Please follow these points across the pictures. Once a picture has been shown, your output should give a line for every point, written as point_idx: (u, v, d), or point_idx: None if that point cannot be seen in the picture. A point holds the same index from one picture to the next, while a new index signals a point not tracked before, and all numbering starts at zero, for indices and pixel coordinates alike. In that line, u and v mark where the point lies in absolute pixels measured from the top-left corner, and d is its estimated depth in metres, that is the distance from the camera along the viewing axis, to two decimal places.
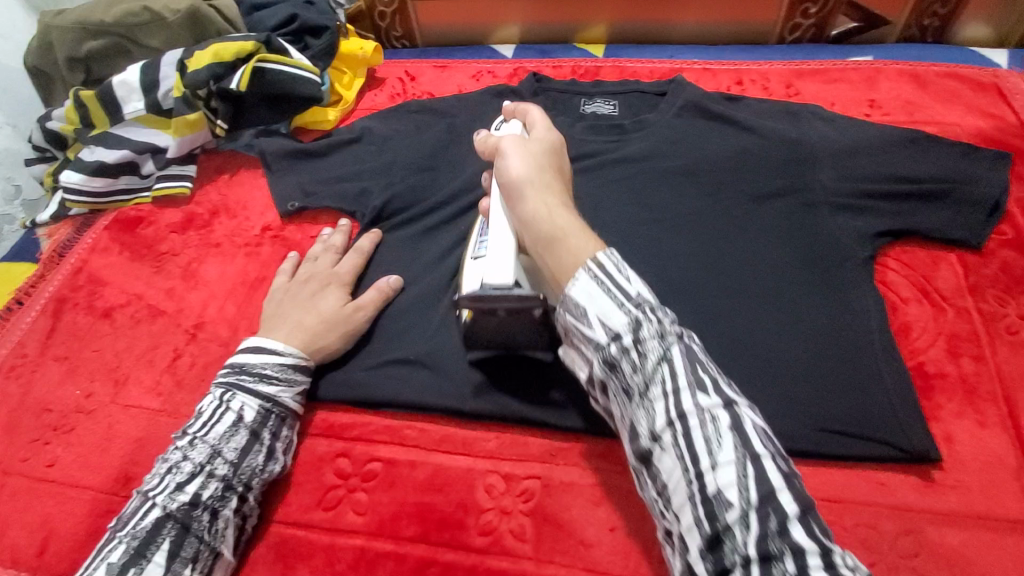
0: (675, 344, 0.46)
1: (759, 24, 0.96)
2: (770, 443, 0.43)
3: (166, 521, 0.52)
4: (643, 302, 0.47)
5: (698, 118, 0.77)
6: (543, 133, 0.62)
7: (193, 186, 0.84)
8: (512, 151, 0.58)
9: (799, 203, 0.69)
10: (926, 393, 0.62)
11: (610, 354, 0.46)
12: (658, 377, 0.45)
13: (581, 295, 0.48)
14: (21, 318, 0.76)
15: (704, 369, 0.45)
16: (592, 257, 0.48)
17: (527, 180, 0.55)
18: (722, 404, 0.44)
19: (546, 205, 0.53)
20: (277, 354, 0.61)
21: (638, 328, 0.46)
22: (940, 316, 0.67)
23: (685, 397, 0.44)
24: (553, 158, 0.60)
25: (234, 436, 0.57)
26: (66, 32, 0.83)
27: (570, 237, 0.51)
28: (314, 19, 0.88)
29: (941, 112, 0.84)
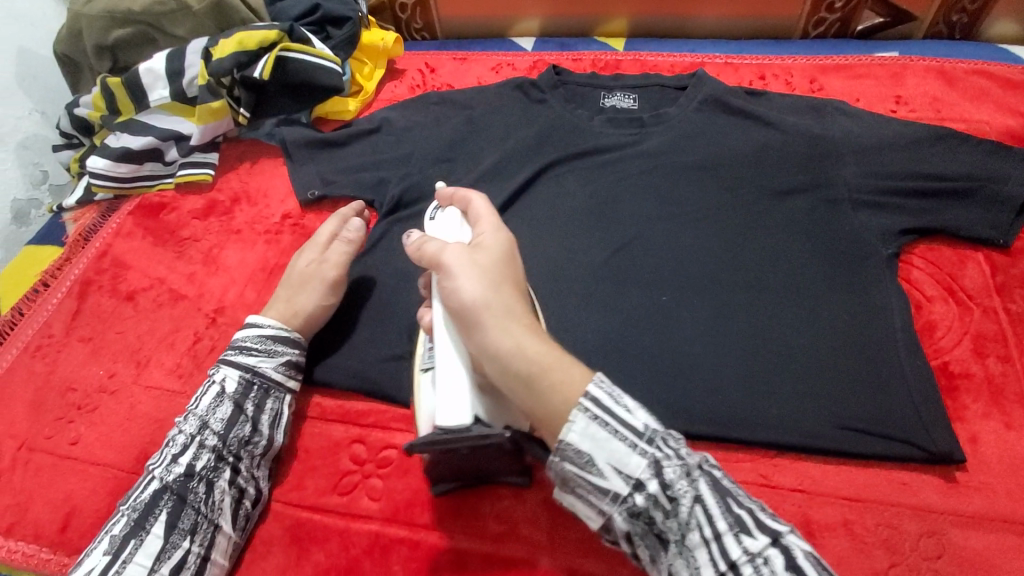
0: (697, 479, 0.43)
1: (783, 19, 0.95)
2: (825, 570, 0.40)
3: (163, 494, 0.54)
4: (653, 434, 0.44)
5: (720, 112, 0.76)
6: (492, 235, 0.53)
7: (215, 173, 0.86)
8: (457, 269, 0.49)
9: (822, 199, 0.68)
10: (951, 393, 0.61)
11: (633, 503, 0.43)
12: (692, 522, 0.42)
13: (585, 442, 0.43)
14: (47, 300, 0.77)
15: (735, 500, 0.43)
16: (585, 393, 0.44)
17: (482, 305, 0.47)
18: (768, 541, 0.41)
19: (512, 339, 0.46)
20: (257, 326, 0.63)
21: (660, 469, 0.43)
22: (967, 315, 0.65)
23: (726, 540, 0.41)
24: (508, 264, 0.51)
25: (218, 408, 0.58)
26: (93, 21, 0.84)
27: (551, 372, 0.45)
28: (336, 10, 0.89)
29: (968, 109, 0.83)
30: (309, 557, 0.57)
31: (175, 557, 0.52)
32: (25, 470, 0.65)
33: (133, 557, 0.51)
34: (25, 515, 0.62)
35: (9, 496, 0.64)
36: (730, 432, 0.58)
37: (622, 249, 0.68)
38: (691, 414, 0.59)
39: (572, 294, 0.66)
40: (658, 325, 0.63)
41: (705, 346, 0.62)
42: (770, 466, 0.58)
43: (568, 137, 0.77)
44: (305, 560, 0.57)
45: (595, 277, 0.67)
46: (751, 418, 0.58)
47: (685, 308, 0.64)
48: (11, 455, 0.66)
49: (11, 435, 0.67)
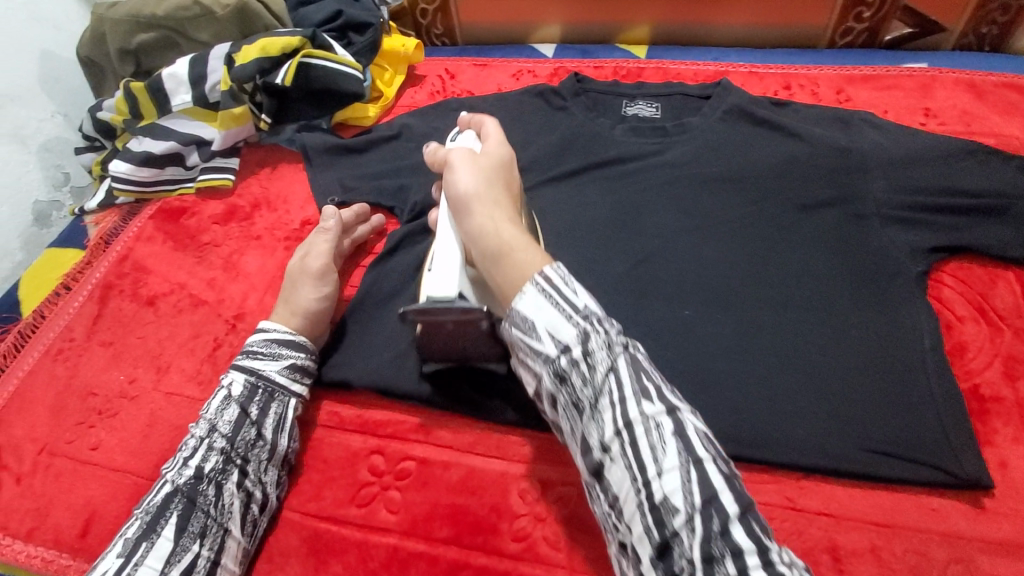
0: (621, 353, 0.44)
1: (808, 28, 0.93)
2: (714, 448, 0.42)
3: (174, 496, 0.53)
4: (591, 313, 0.44)
5: (744, 123, 0.75)
6: (494, 144, 0.57)
7: (235, 178, 0.86)
8: (459, 164, 0.54)
9: (850, 214, 0.67)
10: (981, 416, 0.60)
11: (560, 365, 0.44)
12: (605, 387, 0.43)
13: (530, 309, 0.45)
14: (69, 303, 0.78)
15: (650, 377, 0.44)
16: (540, 270, 0.46)
17: (473, 194, 0.51)
18: (665, 411, 0.42)
19: (493, 224, 0.49)
20: (263, 332, 0.63)
21: (587, 339, 0.44)
22: (998, 336, 0.64)
23: (631, 405, 0.42)
24: (504, 172, 0.55)
25: (225, 410, 0.58)
26: (117, 25, 0.85)
27: (517, 253, 0.48)
28: (358, 16, 0.89)
29: (999, 123, 0.81)
30: (327, 570, 0.57)
31: (185, 560, 0.51)
32: (46, 474, 0.65)
33: (143, 560, 0.50)
34: (45, 520, 0.62)
35: (29, 500, 0.64)
36: (753, 452, 0.57)
37: (644, 262, 0.67)
38: (714, 432, 0.58)
39: None
40: (680, 340, 0.62)
41: (729, 363, 0.61)
42: (795, 488, 0.57)
43: (589, 146, 0.76)
44: (323, 572, 0.56)
45: (616, 290, 0.66)
46: (775, 438, 0.57)
47: (707, 323, 0.63)
48: (32, 458, 0.67)
49: (32, 438, 0.68)
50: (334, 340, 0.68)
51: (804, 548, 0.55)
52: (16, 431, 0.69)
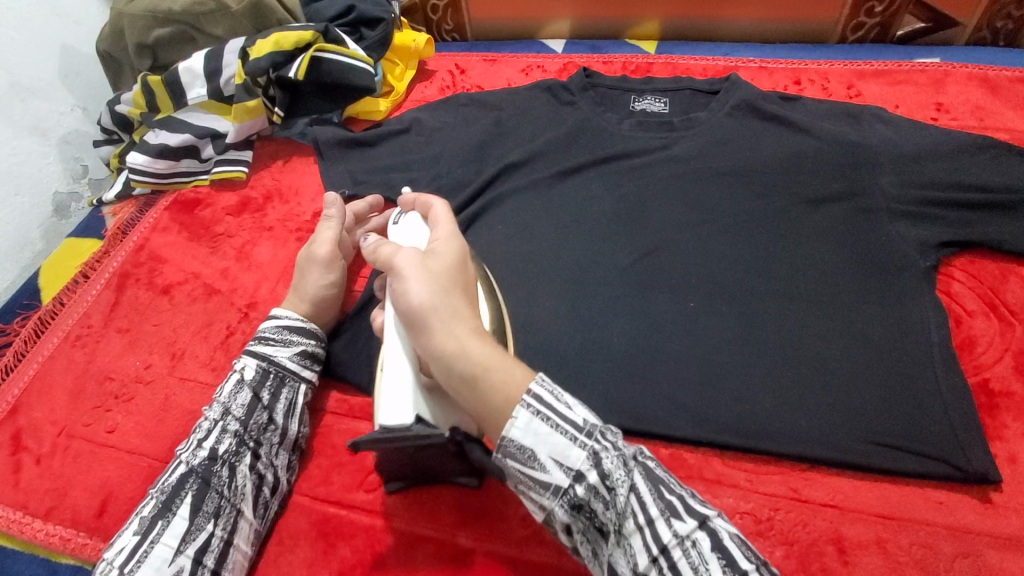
0: (632, 470, 0.45)
1: (819, 23, 0.93)
2: (749, 552, 0.43)
3: (189, 477, 0.54)
4: (592, 427, 0.45)
5: (752, 117, 0.75)
6: (447, 235, 0.52)
7: (249, 171, 0.87)
8: (407, 275, 0.48)
9: (858, 208, 0.67)
10: (990, 411, 0.59)
11: (575, 494, 0.44)
12: (627, 509, 0.44)
13: (524, 436, 0.44)
14: (87, 291, 0.80)
15: (669, 488, 0.45)
16: (527, 391, 0.44)
17: (429, 308, 0.46)
18: (696, 524, 0.43)
19: (456, 344, 0.45)
20: (275, 318, 0.64)
21: (599, 462, 0.44)
22: (1009, 331, 0.63)
23: (659, 526, 0.43)
24: (460, 270, 0.50)
25: (238, 394, 0.59)
26: (136, 20, 0.87)
27: (491, 373, 0.45)
28: (370, 11, 0.90)
29: (1013, 118, 0.80)
30: (336, 553, 0.58)
31: (199, 539, 0.52)
32: (64, 455, 0.67)
33: (159, 538, 0.51)
34: (62, 500, 0.64)
35: (48, 480, 0.66)
36: (759, 444, 0.57)
37: (650, 254, 0.68)
38: (718, 423, 0.58)
39: (599, 299, 0.66)
40: (686, 332, 0.62)
41: (735, 355, 0.61)
42: (801, 480, 0.57)
43: (597, 140, 0.77)
44: (331, 555, 0.57)
45: (622, 282, 0.66)
46: (781, 430, 0.57)
47: (713, 315, 0.63)
48: (50, 441, 0.68)
49: (51, 421, 0.70)
50: (343, 329, 0.69)
51: (810, 539, 0.55)
52: (36, 414, 0.70)
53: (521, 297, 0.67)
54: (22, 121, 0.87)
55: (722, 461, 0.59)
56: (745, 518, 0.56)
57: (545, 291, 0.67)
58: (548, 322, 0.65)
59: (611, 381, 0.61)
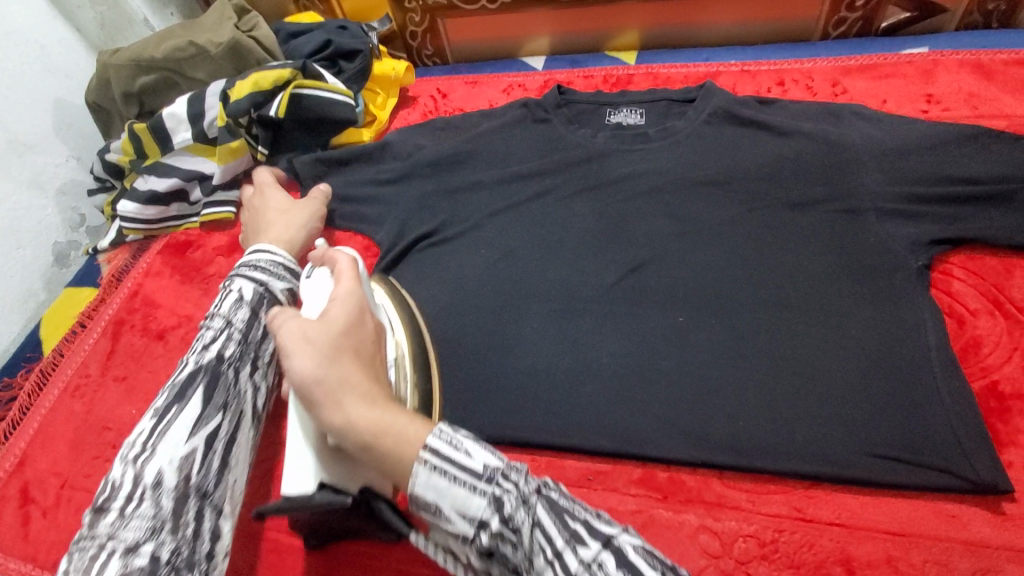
0: (536, 496, 0.40)
1: (800, 21, 0.91)
2: (660, 563, 0.37)
3: (198, 371, 0.56)
4: (493, 470, 0.41)
5: (731, 125, 0.74)
6: (348, 289, 0.50)
7: (238, 211, 0.88)
8: (294, 349, 0.45)
9: (845, 211, 0.65)
10: (1002, 416, 0.56)
11: (481, 541, 0.41)
12: (534, 544, 0.39)
13: (428, 492, 0.41)
14: (84, 339, 0.81)
15: (574, 514, 0.39)
16: (422, 449, 0.42)
17: (316, 384, 0.44)
18: (600, 545, 0.38)
19: (343, 412, 0.44)
20: (269, 253, 0.67)
21: (499, 503, 0.40)
22: (1016, 330, 0.60)
23: (567, 556, 0.37)
24: (350, 331, 0.48)
25: (239, 308, 0.61)
26: (120, 70, 0.88)
27: (383, 438, 0.43)
28: (347, 44, 0.90)
29: (1009, 103, 0.77)
30: None
31: (211, 425, 0.54)
32: (67, 507, 0.67)
33: (175, 419, 0.53)
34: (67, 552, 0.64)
35: (51, 533, 0.66)
36: (758, 463, 0.55)
37: (637, 270, 0.66)
38: (713, 443, 0.57)
39: (586, 320, 0.64)
40: (676, 349, 0.61)
41: (728, 372, 0.59)
42: (804, 498, 0.55)
43: (577, 158, 0.76)
44: None
45: (609, 301, 0.65)
46: (779, 446, 0.55)
47: (701, 330, 0.62)
48: (54, 492, 0.69)
49: (54, 473, 0.70)
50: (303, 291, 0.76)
51: (816, 560, 0.53)
52: (39, 466, 0.71)
53: (509, 321, 0.66)
54: (21, 176, 0.89)
55: (722, 482, 0.57)
56: (748, 541, 0.54)
57: (531, 314, 0.66)
58: (535, 347, 0.64)
59: (605, 405, 0.60)
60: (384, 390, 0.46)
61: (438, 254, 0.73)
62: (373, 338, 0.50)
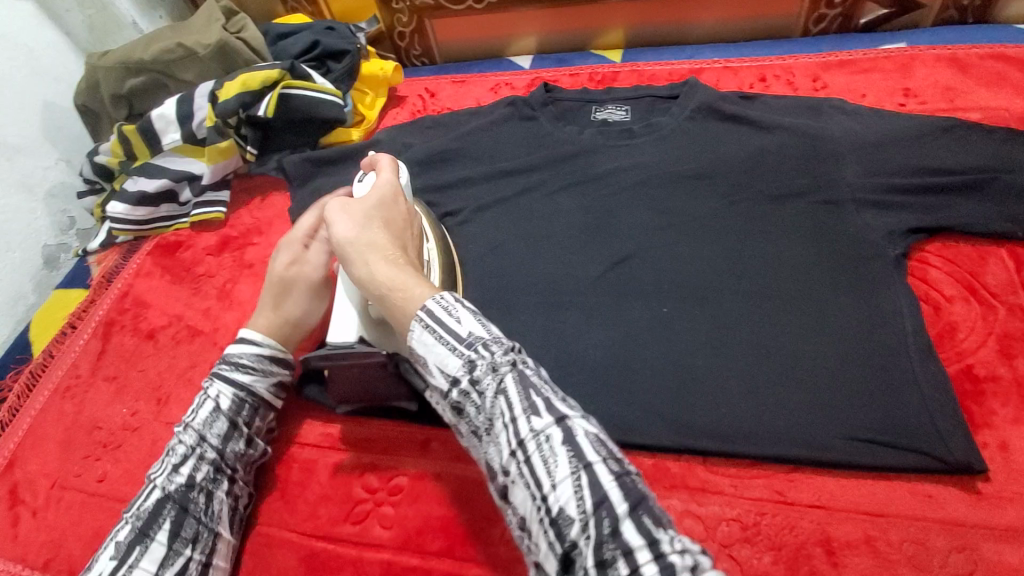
0: (511, 367, 0.42)
1: (782, 18, 0.93)
2: (604, 449, 0.40)
3: (165, 503, 0.52)
4: (475, 339, 0.43)
5: (712, 120, 0.75)
6: (384, 179, 0.58)
7: (227, 210, 0.89)
8: (335, 218, 0.54)
9: (824, 202, 0.66)
10: (977, 398, 0.58)
11: (454, 397, 0.44)
12: (496, 409, 0.41)
13: (419, 344, 0.45)
14: (75, 340, 0.81)
15: (539, 390, 0.42)
16: (421, 304, 0.45)
17: (348, 243, 0.52)
18: (554, 421, 0.40)
19: (365, 266, 0.50)
20: (254, 344, 0.62)
21: (472, 366, 0.43)
22: (990, 315, 0.62)
23: (520, 422, 0.40)
24: (382, 212, 0.55)
25: (215, 422, 0.57)
26: (109, 72, 0.88)
27: (397, 290, 0.48)
28: (335, 44, 0.91)
29: (984, 96, 0.79)
30: None
31: (178, 563, 0.51)
32: (58, 507, 0.68)
33: (139, 561, 0.49)
34: (59, 550, 0.65)
35: (42, 532, 0.66)
36: (740, 448, 0.56)
37: (622, 263, 0.68)
38: (697, 430, 0.58)
39: (571, 312, 0.65)
40: (660, 339, 0.62)
41: (712, 360, 0.60)
42: (785, 482, 0.56)
43: (562, 153, 0.77)
44: None
45: (596, 293, 0.66)
46: (760, 432, 0.57)
47: (685, 320, 0.63)
48: (46, 492, 0.69)
49: (44, 474, 0.70)
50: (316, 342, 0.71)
51: (797, 542, 0.54)
52: (30, 467, 0.71)
53: (498, 314, 0.67)
54: (10, 179, 0.89)
55: (705, 468, 0.58)
56: (732, 525, 0.55)
57: (517, 307, 0.67)
58: (521, 340, 0.65)
59: (591, 395, 0.61)
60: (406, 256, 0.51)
61: None
62: (405, 223, 0.57)
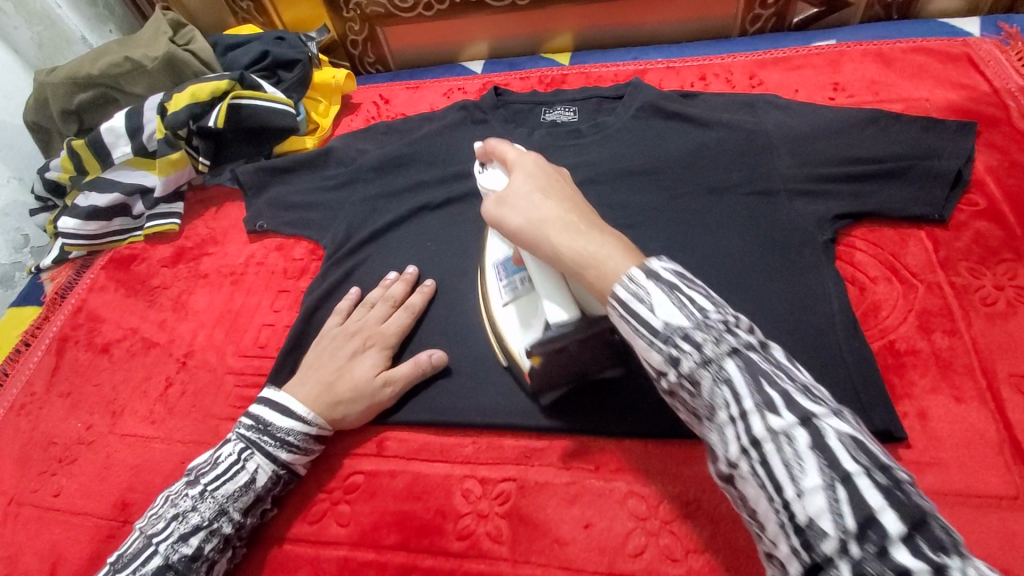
0: (731, 356, 0.38)
1: (720, 19, 0.97)
2: (866, 456, 0.33)
3: (166, 572, 0.52)
4: (675, 327, 0.39)
5: (654, 118, 0.78)
6: (514, 156, 0.53)
7: (181, 222, 0.89)
8: (497, 212, 0.50)
9: (757, 194, 0.70)
10: (899, 371, 0.61)
11: (665, 383, 0.41)
12: (721, 402, 0.37)
13: (615, 326, 0.42)
14: (30, 357, 0.80)
15: (772, 381, 0.36)
16: (611, 292, 0.42)
17: (527, 226, 0.48)
18: (797, 420, 0.34)
19: (551, 246, 0.46)
20: (306, 424, 0.60)
21: (677, 358, 0.39)
22: (910, 293, 0.66)
23: (754, 418, 0.36)
24: (538, 182, 0.50)
25: (241, 496, 0.57)
26: (57, 88, 0.87)
27: (597, 265, 0.44)
28: (284, 54, 0.92)
29: (908, 88, 0.84)
30: None
31: None
32: (16, 523, 0.67)
33: None
34: (16, 566, 0.64)
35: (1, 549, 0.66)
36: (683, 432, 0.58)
37: None
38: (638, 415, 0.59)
39: None
40: None
41: None
42: None
43: None
44: None
45: None
46: None
47: None
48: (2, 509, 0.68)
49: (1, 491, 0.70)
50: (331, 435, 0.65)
51: (734, 515, 0.55)
52: None
53: (456, 314, 0.69)
54: None
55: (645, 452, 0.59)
56: (674, 501, 0.56)
57: (472, 308, 0.69)
58: (471, 336, 0.67)
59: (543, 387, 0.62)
60: (585, 214, 0.47)
61: (380, 253, 0.75)
62: (565, 180, 0.51)
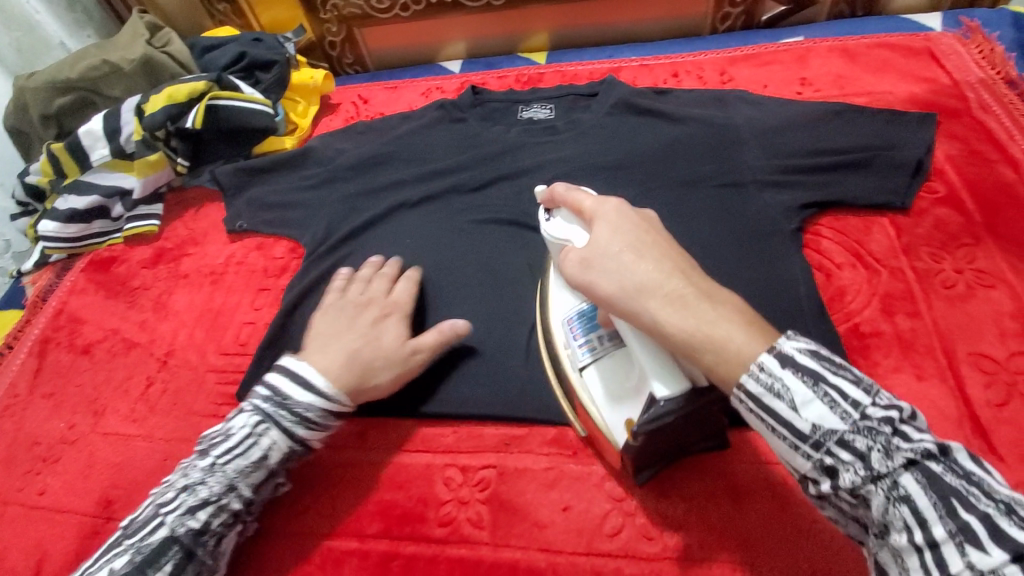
0: (905, 469, 0.37)
1: (691, 18, 1.00)
2: None
3: (172, 544, 0.50)
4: (827, 432, 0.39)
5: (628, 114, 0.80)
6: (593, 207, 0.49)
7: (161, 223, 0.89)
8: (586, 276, 0.46)
9: (728, 185, 0.72)
10: (864, 352, 0.64)
11: (819, 491, 0.40)
12: (896, 520, 0.37)
13: (753, 425, 0.42)
14: (11, 360, 0.80)
15: (963, 502, 0.35)
16: (737, 383, 0.40)
17: (621, 293, 0.44)
18: (1008, 557, 0.32)
19: (652, 319, 0.42)
20: (328, 399, 0.58)
21: (832, 468, 0.39)
22: (874, 278, 0.68)
23: (944, 546, 0.34)
24: (626, 237, 0.46)
25: (253, 472, 0.55)
26: (37, 92, 0.87)
27: (712, 346, 0.41)
28: (262, 55, 0.93)
29: (872, 82, 0.86)
30: None
31: None
32: None
33: None
34: None
35: None
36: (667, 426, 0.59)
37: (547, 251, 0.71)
38: None
39: (498, 301, 0.69)
40: None
41: None
42: None
43: (488, 151, 0.80)
44: None
45: (523, 279, 0.70)
46: None
47: None
48: None
49: None
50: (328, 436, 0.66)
51: (706, 492, 0.57)
52: None
53: (434, 308, 0.70)
54: None
55: None
56: (648, 482, 0.58)
57: (452, 302, 0.70)
58: None
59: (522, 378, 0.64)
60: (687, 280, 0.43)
61: (359, 250, 0.76)
62: (654, 232, 0.47)
